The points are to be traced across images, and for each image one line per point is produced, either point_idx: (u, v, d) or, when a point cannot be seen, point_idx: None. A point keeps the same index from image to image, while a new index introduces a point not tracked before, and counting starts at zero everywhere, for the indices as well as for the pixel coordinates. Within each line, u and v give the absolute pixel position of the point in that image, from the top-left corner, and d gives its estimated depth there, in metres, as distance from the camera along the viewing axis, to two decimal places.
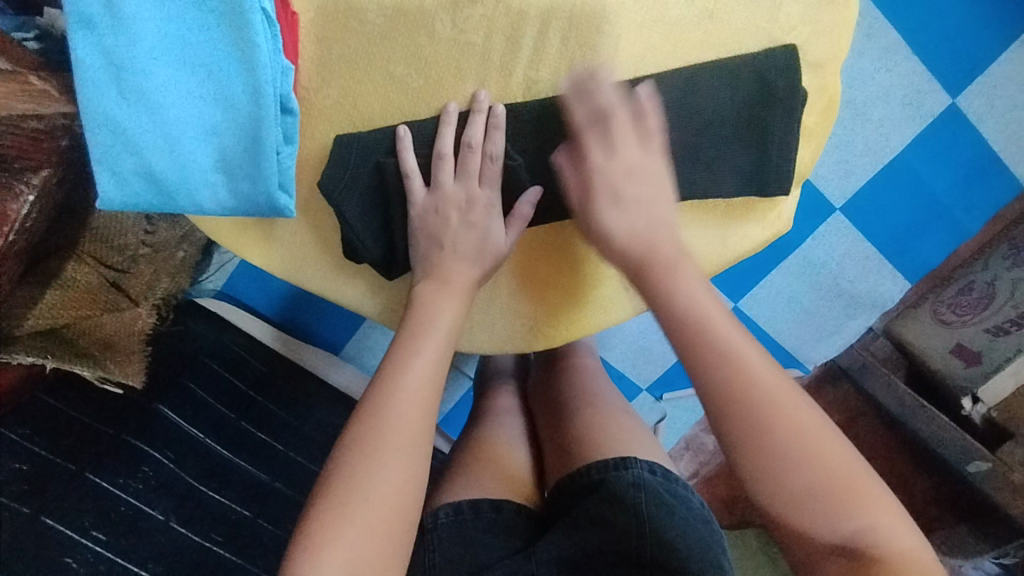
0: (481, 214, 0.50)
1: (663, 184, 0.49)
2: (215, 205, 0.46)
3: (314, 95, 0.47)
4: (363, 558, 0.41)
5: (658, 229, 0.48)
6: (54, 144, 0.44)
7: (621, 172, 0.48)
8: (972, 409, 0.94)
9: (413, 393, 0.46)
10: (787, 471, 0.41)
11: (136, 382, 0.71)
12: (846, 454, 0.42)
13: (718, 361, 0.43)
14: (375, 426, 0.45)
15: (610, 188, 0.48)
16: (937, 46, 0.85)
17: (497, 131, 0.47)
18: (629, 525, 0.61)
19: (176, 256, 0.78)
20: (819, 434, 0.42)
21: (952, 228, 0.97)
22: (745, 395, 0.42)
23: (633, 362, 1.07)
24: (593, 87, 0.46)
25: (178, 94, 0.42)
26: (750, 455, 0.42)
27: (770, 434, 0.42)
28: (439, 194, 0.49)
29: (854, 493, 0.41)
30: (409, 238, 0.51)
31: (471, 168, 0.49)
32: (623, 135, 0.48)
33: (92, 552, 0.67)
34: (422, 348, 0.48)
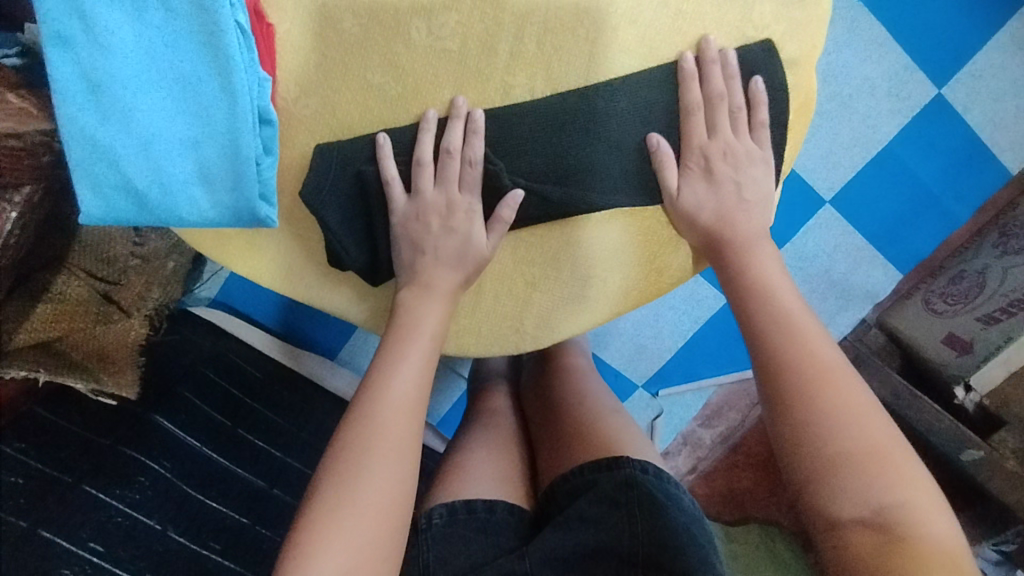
0: (462, 219, 0.51)
1: (755, 172, 0.53)
2: (197, 218, 0.46)
3: (294, 105, 0.48)
4: (354, 560, 0.42)
5: (740, 213, 0.53)
6: (35, 161, 0.44)
7: (721, 146, 0.51)
8: (966, 398, 0.95)
9: (402, 398, 0.47)
10: (827, 438, 0.44)
11: (130, 395, 0.73)
12: (888, 436, 0.44)
13: (777, 328, 0.49)
14: (361, 432, 0.45)
15: (708, 161, 0.52)
16: (921, 38, 0.86)
17: (476, 136, 0.48)
18: (641, 518, 0.62)
19: (168, 266, 0.78)
20: (865, 413, 0.45)
21: (941, 216, 0.98)
22: (804, 361, 0.47)
23: (628, 359, 1.08)
24: (704, 72, 0.49)
25: (157, 109, 0.42)
26: (795, 419, 0.46)
27: (815, 400, 0.45)
28: (420, 201, 0.50)
29: (893, 467, 0.43)
30: (394, 244, 0.51)
31: (450, 173, 0.49)
32: (727, 121, 0.51)
33: (88, 562, 0.67)
34: (408, 355, 0.49)
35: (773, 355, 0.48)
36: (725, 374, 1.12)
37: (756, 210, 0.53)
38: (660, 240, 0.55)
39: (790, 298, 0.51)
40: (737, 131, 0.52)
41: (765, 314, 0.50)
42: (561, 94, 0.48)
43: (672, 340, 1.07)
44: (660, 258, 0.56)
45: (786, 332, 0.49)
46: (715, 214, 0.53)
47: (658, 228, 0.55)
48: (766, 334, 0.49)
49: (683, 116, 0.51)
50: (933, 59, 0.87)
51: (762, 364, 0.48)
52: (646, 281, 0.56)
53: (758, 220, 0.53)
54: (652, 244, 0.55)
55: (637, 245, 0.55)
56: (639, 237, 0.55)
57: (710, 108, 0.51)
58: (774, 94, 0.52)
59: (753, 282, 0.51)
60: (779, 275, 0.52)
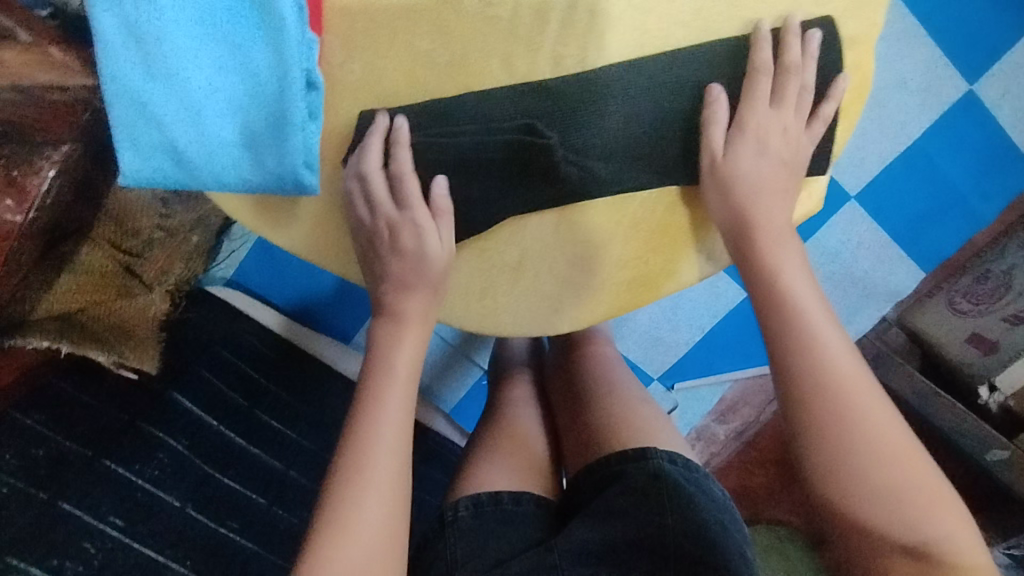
0: (409, 236, 0.50)
1: (794, 158, 0.52)
2: (240, 183, 0.45)
3: (339, 69, 0.46)
4: None
5: (763, 201, 0.51)
6: (76, 118, 0.44)
7: (772, 123, 0.50)
8: (990, 399, 0.96)
9: (393, 423, 0.48)
10: (865, 473, 0.43)
11: (149, 368, 0.73)
12: (923, 466, 0.44)
13: (807, 353, 0.46)
14: (351, 471, 0.45)
15: (760, 134, 0.50)
16: (960, 31, 0.84)
17: (400, 146, 0.47)
18: (666, 519, 0.60)
19: (191, 241, 0.77)
20: (898, 442, 0.44)
21: (968, 217, 0.94)
22: (830, 386, 0.45)
23: (647, 353, 1.06)
24: (781, 43, 0.48)
25: (204, 70, 0.41)
26: (828, 453, 0.44)
27: (852, 432, 0.44)
28: (363, 228, 0.50)
29: (930, 500, 0.42)
30: (400, 238, 0.50)
31: (383, 192, 0.49)
32: (791, 96, 0.50)
33: (110, 538, 0.66)
34: (389, 386, 0.49)
35: (796, 385, 0.46)
36: (745, 368, 1.09)
37: (782, 202, 0.52)
38: (699, 221, 0.54)
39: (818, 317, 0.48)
40: (795, 111, 0.51)
41: (787, 338, 0.48)
42: (613, 65, 0.47)
43: (691, 333, 1.04)
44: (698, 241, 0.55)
45: (809, 357, 0.46)
46: (753, 193, 0.51)
47: (689, 218, 0.54)
48: (787, 361, 0.47)
49: (750, 85, 0.49)
50: (968, 54, 0.85)
51: (795, 390, 0.46)
52: (686, 264, 0.55)
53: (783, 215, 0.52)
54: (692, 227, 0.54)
55: (677, 227, 0.54)
56: (681, 219, 0.53)
57: (779, 79, 0.49)
58: (821, 75, 0.50)
59: (776, 298, 0.49)
60: (795, 272, 0.50)
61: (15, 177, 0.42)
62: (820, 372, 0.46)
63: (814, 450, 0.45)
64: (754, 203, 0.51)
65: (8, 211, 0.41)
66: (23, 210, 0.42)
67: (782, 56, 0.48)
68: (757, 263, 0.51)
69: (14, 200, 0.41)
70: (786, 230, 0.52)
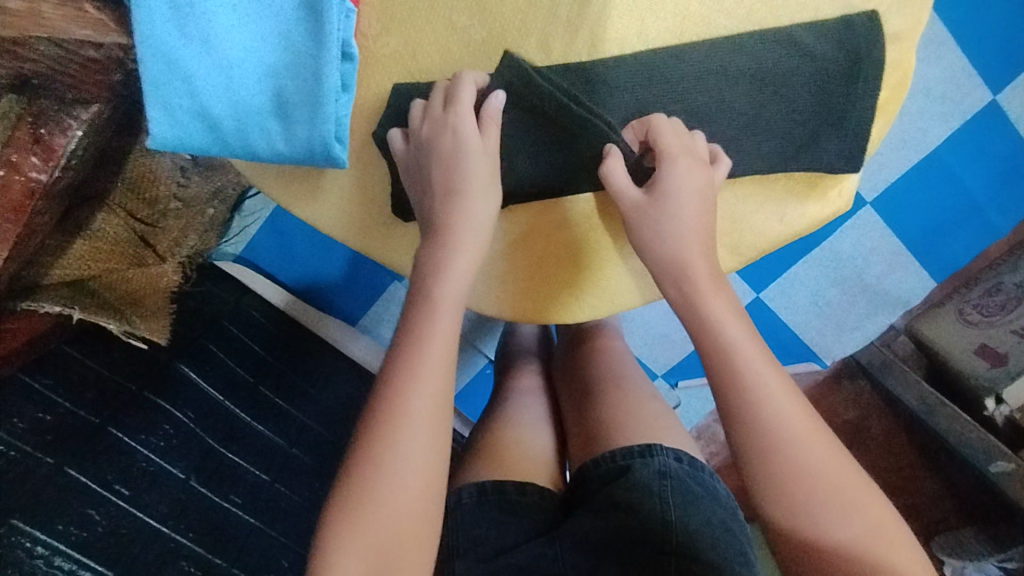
0: (446, 141, 0.47)
1: (699, 200, 0.48)
2: (269, 151, 0.45)
3: (374, 42, 0.48)
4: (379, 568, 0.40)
5: (686, 253, 0.48)
6: (106, 77, 0.44)
7: (685, 166, 0.46)
8: (995, 410, 0.91)
9: (427, 398, 0.43)
10: (817, 515, 0.42)
11: (160, 340, 0.68)
12: (872, 498, 0.42)
13: (747, 398, 0.44)
14: (379, 454, 0.42)
15: (672, 182, 0.47)
16: (988, 40, 0.83)
17: (472, 85, 0.47)
18: (654, 523, 0.57)
19: (207, 213, 0.77)
20: (848, 479, 0.43)
21: (982, 228, 0.93)
22: (775, 428, 0.43)
23: (652, 349, 1.05)
24: (658, 120, 0.47)
25: (241, 36, 0.41)
26: (782, 496, 0.42)
27: (800, 475, 0.42)
28: (415, 141, 0.48)
29: (884, 534, 0.41)
30: (434, 147, 0.47)
31: (435, 105, 0.47)
32: (685, 140, 0.47)
33: (115, 505, 0.64)
34: (425, 361, 0.44)
35: (741, 440, 0.44)
36: None
37: (694, 241, 0.48)
38: (732, 214, 0.52)
39: (755, 354, 0.45)
40: (700, 155, 0.47)
41: (732, 391, 0.44)
42: (645, 51, 0.48)
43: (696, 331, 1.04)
44: (738, 232, 0.53)
45: (752, 402, 0.44)
46: (682, 243, 0.48)
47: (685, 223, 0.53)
48: (732, 417, 0.44)
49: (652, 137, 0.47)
50: (994, 63, 0.84)
51: (741, 436, 0.44)
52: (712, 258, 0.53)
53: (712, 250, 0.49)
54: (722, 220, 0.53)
55: None
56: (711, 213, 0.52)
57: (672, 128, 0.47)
58: (836, 76, 0.48)
59: (724, 346, 0.46)
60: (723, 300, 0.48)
61: (43, 135, 0.44)
62: (768, 425, 0.43)
63: (765, 503, 0.43)
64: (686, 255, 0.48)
65: (33, 167, 0.44)
66: (49, 168, 0.45)
67: (827, 50, 0.47)
68: (697, 303, 0.47)
69: (41, 158, 0.44)
70: (710, 275, 0.48)
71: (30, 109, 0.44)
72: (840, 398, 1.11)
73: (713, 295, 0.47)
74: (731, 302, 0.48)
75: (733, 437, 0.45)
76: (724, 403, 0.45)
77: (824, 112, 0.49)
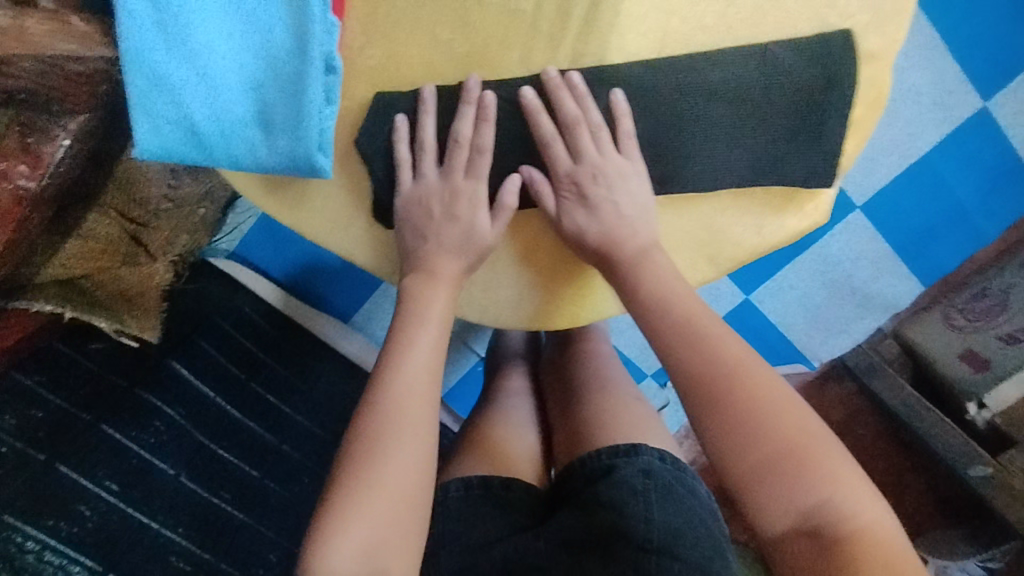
0: (465, 208, 0.51)
1: (629, 187, 0.50)
2: (253, 163, 0.45)
3: (358, 54, 0.49)
4: (381, 523, 0.43)
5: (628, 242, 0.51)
6: (93, 88, 0.45)
7: (588, 169, 0.50)
8: (977, 415, 0.91)
9: (420, 374, 0.48)
10: (764, 460, 0.43)
11: (152, 337, 0.72)
12: (822, 447, 0.44)
13: (695, 356, 0.47)
14: (378, 417, 0.46)
15: (588, 182, 0.50)
16: (980, 48, 0.83)
17: (486, 124, 0.49)
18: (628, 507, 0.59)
19: (197, 213, 0.78)
20: (797, 429, 0.44)
21: (967, 232, 0.94)
22: (726, 381, 0.45)
23: (643, 350, 1.04)
24: (570, 113, 0.48)
25: (225, 45, 0.42)
26: (726, 444, 0.44)
27: (749, 425, 0.44)
28: (423, 184, 0.51)
29: (829, 476, 0.43)
30: (442, 205, 0.51)
31: (457, 161, 0.50)
32: (588, 142, 0.50)
33: (105, 501, 0.66)
34: (412, 352, 0.49)
35: (695, 394, 0.46)
36: None
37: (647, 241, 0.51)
38: (712, 225, 0.53)
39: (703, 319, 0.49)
40: (604, 147, 0.50)
41: (680, 353, 0.47)
42: (627, 66, 0.48)
43: None
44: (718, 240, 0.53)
45: (702, 356, 0.47)
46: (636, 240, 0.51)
47: (690, 226, 0.53)
48: (684, 384, 0.46)
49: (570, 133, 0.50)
50: (983, 71, 0.84)
51: (693, 390, 0.46)
52: (693, 269, 0.54)
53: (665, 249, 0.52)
54: (701, 232, 0.53)
55: (686, 232, 0.53)
56: (688, 224, 0.53)
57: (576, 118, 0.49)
58: (814, 94, 0.49)
59: (683, 315, 0.49)
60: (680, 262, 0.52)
61: (31, 145, 0.45)
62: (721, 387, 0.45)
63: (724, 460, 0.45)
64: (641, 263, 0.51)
65: (21, 175, 0.45)
66: (37, 175, 0.45)
67: (805, 64, 0.48)
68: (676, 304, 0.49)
69: (30, 166, 0.45)
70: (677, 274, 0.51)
71: (19, 119, 0.45)
72: (826, 399, 1.12)
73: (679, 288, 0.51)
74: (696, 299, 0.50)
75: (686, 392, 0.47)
76: (677, 361, 0.47)
77: (801, 124, 0.49)
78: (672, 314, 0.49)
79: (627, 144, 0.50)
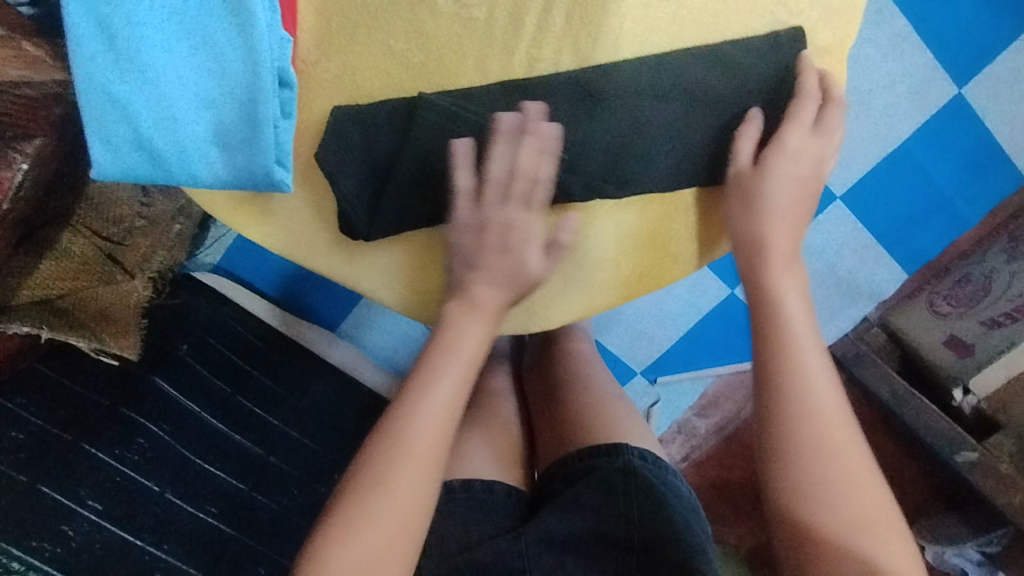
0: (518, 240, 0.51)
1: (807, 167, 0.53)
2: (213, 179, 0.46)
3: (313, 68, 0.49)
4: (384, 538, 0.45)
5: (774, 227, 0.53)
6: (47, 113, 0.48)
7: (790, 152, 0.52)
8: (964, 400, 0.94)
9: (445, 397, 0.49)
10: (828, 498, 0.46)
11: (132, 355, 0.70)
12: (881, 501, 0.46)
13: (788, 374, 0.49)
14: (400, 436, 0.47)
15: (779, 163, 0.52)
16: (953, 32, 0.83)
17: (548, 157, 0.49)
18: (658, 533, 0.59)
19: (174, 229, 0.78)
20: (862, 477, 0.47)
21: (950, 219, 0.94)
22: (802, 405, 0.48)
23: (630, 346, 1.02)
24: (806, 93, 0.51)
25: (175, 63, 0.42)
26: (799, 472, 0.47)
27: (814, 457, 0.47)
28: (483, 213, 0.51)
29: (881, 533, 0.45)
30: (487, 232, 0.51)
31: (514, 191, 0.50)
32: (804, 127, 0.51)
33: (88, 521, 0.65)
34: (443, 372, 0.49)
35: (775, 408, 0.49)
36: (723, 365, 1.05)
37: (784, 228, 0.53)
38: (674, 223, 0.55)
39: (807, 339, 0.51)
40: (809, 133, 0.52)
41: (775, 367, 0.50)
42: (585, 69, 0.49)
43: (676, 328, 1.01)
44: (673, 243, 0.56)
45: (798, 379, 0.49)
46: (771, 227, 0.53)
47: (653, 225, 0.55)
48: (771, 395, 0.49)
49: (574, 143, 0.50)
50: (956, 57, 0.84)
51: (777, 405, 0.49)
52: (658, 264, 0.56)
53: (790, 238, 0.54)
54: (664, 229, 0.55)
55: (649, 230, 0.55)
56: (652, 223, 0.55)
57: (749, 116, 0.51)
58: (762, 89, 0.51)
59: (785, 320, 0.51)
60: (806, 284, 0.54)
61: None
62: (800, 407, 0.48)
63: (786, 487, 0.47)
64: (767, 245, 0.53)
65: None
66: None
67: (756, 64, 0.50)
68: (767, 283, 0.52)
69: None
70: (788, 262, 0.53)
71: None
72: None
73: (789, 280, 0.53)
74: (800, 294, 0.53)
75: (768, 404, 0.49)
76: (765, 372, 0.50)
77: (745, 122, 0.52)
78: (789, 322, 0.51)
79: (831, 131, 0.52)
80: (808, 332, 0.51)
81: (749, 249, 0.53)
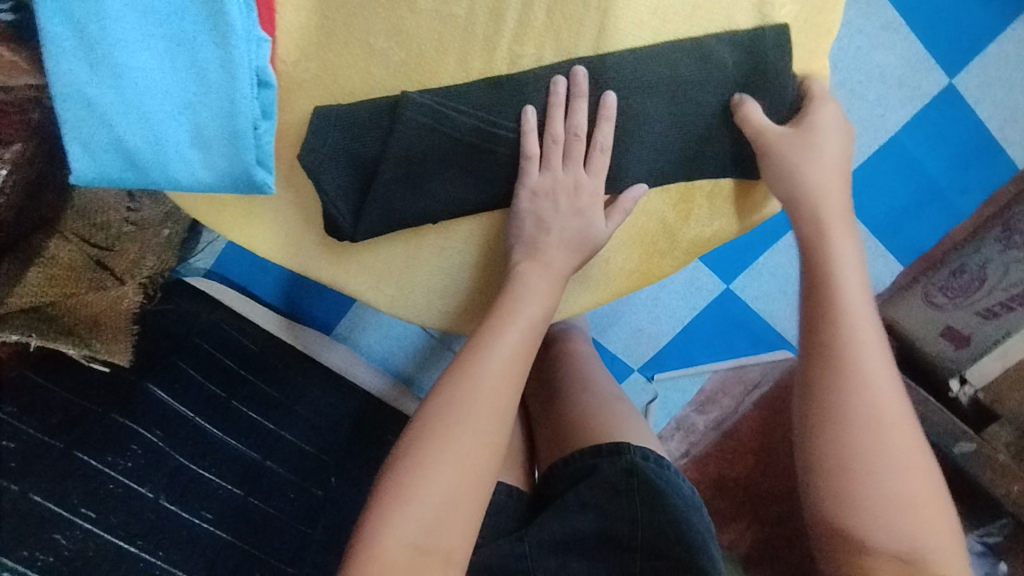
0: (586, 201, 0.53)
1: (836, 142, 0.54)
2: (192, 181, 0.47)
3: (293, 68, 0.49)
4: (439, 508, 0.46)
5: (824, 189, 0.53)
6: (23, 117, 0.52)
7: (819, 125, 0.54)
8: (961, 391, 0.94)
9: (499, 376, 0.50)
10: (878, 474, 0.46)
11: (122, 361, 0.69)
12: (926, 480, 0.47)
13: (834, 343, 0.49)
14: (454, 410, 0.48)
15: (815, 132, 0.53)
16: (943, 22, 0.83)
17: (608, 122, 0.50)
18: (666, 536, 0.58)
19: (162, 234, 0.79)
20: (909, 453, 0.47)
21: (945, 210, 0.93)
22: (850, 375, 0.48)
23: (628, 344, 1.01)
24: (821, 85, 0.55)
25: (152, 65, 0.42)
26: (847, 443, 0.47)
27: (860, 430, 0.47)
28: (552, 177, 0.52)
29: (925, 512, 0.46)
30: (549, 197, 0.52)
31: (577, 155, 0.51)
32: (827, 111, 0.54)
33: (81, 528, 0.64)
34: (496, 350, 0.50)
35: (823, 376, 0.49)
36: (723, 358, 1.04)
37: (832, 192, 0.53)
38: (670, 220, 0.58)
39: (856, 306, 0.50)
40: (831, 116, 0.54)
41: (825, 335, 0.50)
42: (565, 64, 0.49)
43: (672, 325, 1.00)
44: (661, 240, 0.59)
45: (844, 347, 0.49)
46: (817, 186, 0.53)
47: (644, 222, 0.58)
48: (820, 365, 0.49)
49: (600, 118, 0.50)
50: (945, 47, 0.84)
51: (823, 375, 0.49)
52: (654, 258, 0.60)
53: (839, 201, 0.54)
54: (657, 226, 0.58)
55: (641, 227, 0.58)
56: (643, 220, 0.58)
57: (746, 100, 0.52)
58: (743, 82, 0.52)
59: (835, 284, 0.51)
60: (861, 255, 0.53)
61: None
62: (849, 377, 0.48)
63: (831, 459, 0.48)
64: (823, 202, 0.53)
65: None
66: None
67: (737, 56, 0.51)
68: (825, 242, 0.52)
69: None
70: (844, 230, 0.53)
71: None
72: None
73: (849, 240, 0.52)
74: (860, 258, 0.53)
75: (818, 373, 0.50)
76: (815, 340, 0.50)
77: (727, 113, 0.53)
78: (836, 286, 0.51)
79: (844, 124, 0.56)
80: (859, 300, 0.51)
81: (807, 206, 0.53)
